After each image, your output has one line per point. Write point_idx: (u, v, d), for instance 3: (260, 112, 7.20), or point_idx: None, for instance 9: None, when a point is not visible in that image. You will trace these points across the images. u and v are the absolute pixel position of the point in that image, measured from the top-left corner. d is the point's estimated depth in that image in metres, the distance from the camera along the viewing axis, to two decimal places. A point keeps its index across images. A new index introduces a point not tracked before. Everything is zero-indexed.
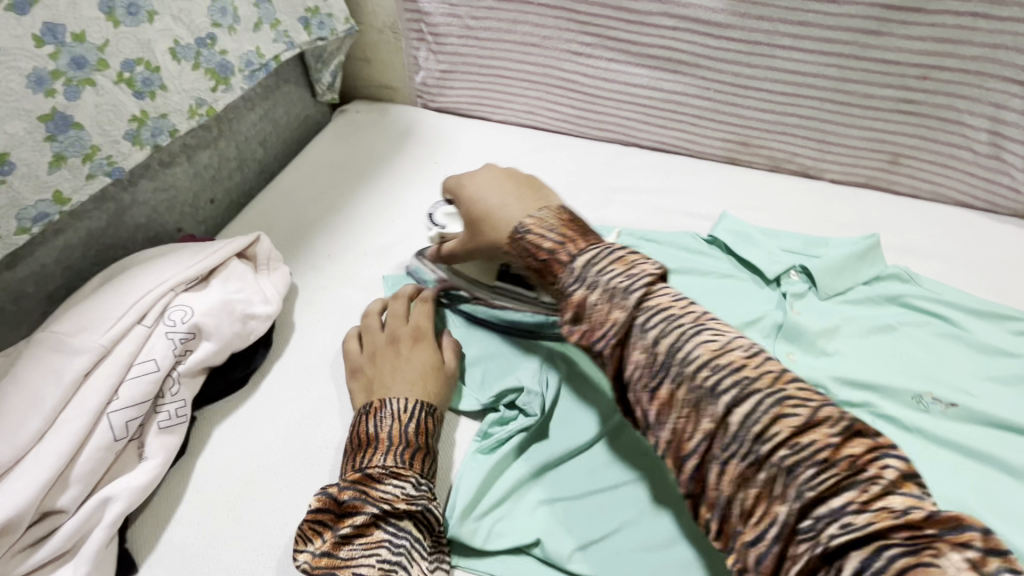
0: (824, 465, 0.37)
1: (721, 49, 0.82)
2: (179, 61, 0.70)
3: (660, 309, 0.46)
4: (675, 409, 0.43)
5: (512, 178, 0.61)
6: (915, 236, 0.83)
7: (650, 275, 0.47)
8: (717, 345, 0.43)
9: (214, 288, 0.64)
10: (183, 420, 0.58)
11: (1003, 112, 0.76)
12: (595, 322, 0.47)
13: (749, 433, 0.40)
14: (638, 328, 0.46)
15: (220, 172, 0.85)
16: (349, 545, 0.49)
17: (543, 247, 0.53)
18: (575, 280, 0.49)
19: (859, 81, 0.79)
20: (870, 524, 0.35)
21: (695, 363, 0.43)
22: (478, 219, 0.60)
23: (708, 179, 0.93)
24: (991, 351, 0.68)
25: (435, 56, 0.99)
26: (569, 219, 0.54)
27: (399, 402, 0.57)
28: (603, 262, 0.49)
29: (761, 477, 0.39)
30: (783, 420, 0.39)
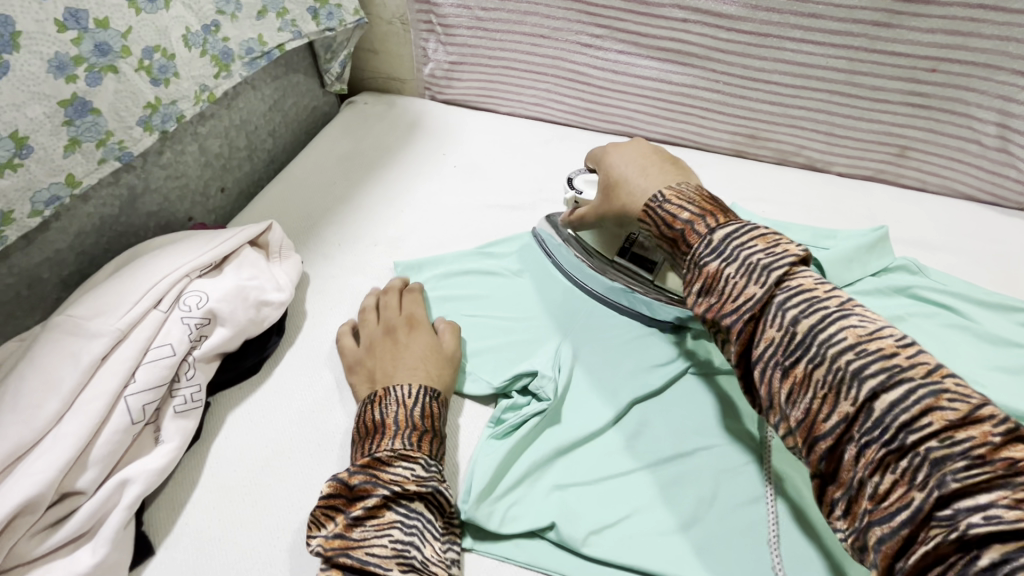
0: (976, 460, 0.34)
1: (731, 41, 0.82)
2: (190, 48, 0.70)
3: (800, 287, 0.44)
4: (809, 389, 0.41)
5: (651, 156, 0.63)
6: (922, 228, 0.84)
7: (795, 255, 0.46)
8: (864, 331, 0.40)
9: (228, 275, 0.64)
10: (198, 404, 0.58)
11: (1012, 105, 0.76)
12: (727, 295, 0.47)
13: (892, 421, 0.37)
14: (775, 306, 0.44)
15: (230, 161, 0.85)
16: (361, 526, 0.49)
17: (680, 217, 0.53)
18: (711, 252, 0.49)
19: (868, 73, 0.79)
20: (1023, 522, 0.31)
21: (841, 348, 0.40)
22: (614, 186, 0.62)
23: (717, 171, 0.93)
24: (999, 342, 0.69)
25: (444, 47, 0.99)
26: (707, 198, 0.54)
27: (407, 387, 0.57)
28: (744, 236, 0.48)
29: (900, 464, 0.36)
30: (934, 411, 0.36)
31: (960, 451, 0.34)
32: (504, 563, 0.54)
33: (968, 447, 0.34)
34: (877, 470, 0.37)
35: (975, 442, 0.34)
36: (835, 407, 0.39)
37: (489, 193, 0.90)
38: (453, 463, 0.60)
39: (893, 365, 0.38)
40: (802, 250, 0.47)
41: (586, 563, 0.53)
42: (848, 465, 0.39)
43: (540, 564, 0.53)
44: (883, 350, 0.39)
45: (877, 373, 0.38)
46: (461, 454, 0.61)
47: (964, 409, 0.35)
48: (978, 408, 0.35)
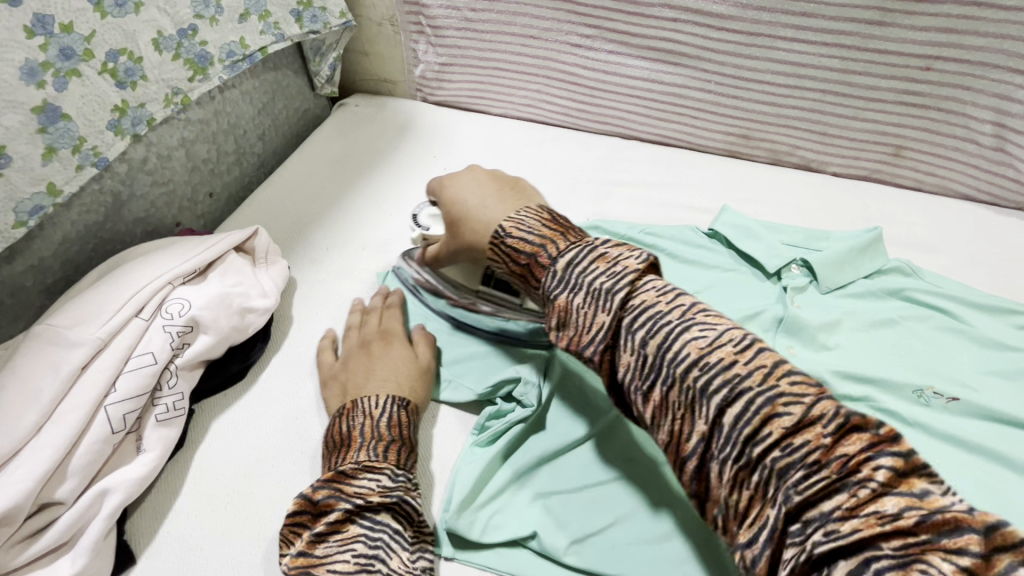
0: (814, 468, 0.35)
1: (722, 41, 0.81)
2: (161, 51, 0.69)
3: (644, 308, 0.45)
4: (670, 410, 0.42)
5: (492, 180, 0.64)
6: (918, 229, 0.83)
7: (633, 271, 0.47)
8: (707, 342, 0.41)
9: (211, 282, 0.64)
10: (181, 413, 0.58)
11: (1008, 104, 0.75)
12: (580, 327, 0.47)
13: (739, 436, 0.38)
14: (626, 328, 0.45)
15: (218, 166, 0.85)
16: (324, 543, 0.48)
17: (524, 248, 0.55)
18: (558, 282, 0.50)
19: (862, 72, 0.78)
20: (856, 531, 0.33)
21: (687, 364, 0.41)
22: (457, 220, 0.62)
23: (709, 172, 0.92)
24: (994, 345, 0.68)
25: (434, 48, 0.98)
26: (550, 218, 0.56)
27: (375, 399, 0.57)
28: (586, 261, 0.49)
29: (754, 479, 0.37)
30: (774, 421, 0.37)
31: (796, 456, 0.36)
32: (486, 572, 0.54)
33: (805, 451, 0.36)
34: (737, 488, 0.38)
35: (811, 445, 0.36)
36: (704, 431, 0.40)
37: None
38: (437, 471, 0.60)
39: (734, 376, 0.39)
40: (639, 263, 0.48)
41: (567, 572, 0.53)
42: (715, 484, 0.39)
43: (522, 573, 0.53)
44: (724, 359, 0.40)
45: (722, 389, 0.39)
46: (445, 461, 0.61)
47: (799, 412, 0.37)
48: (812, 411, 0.37)
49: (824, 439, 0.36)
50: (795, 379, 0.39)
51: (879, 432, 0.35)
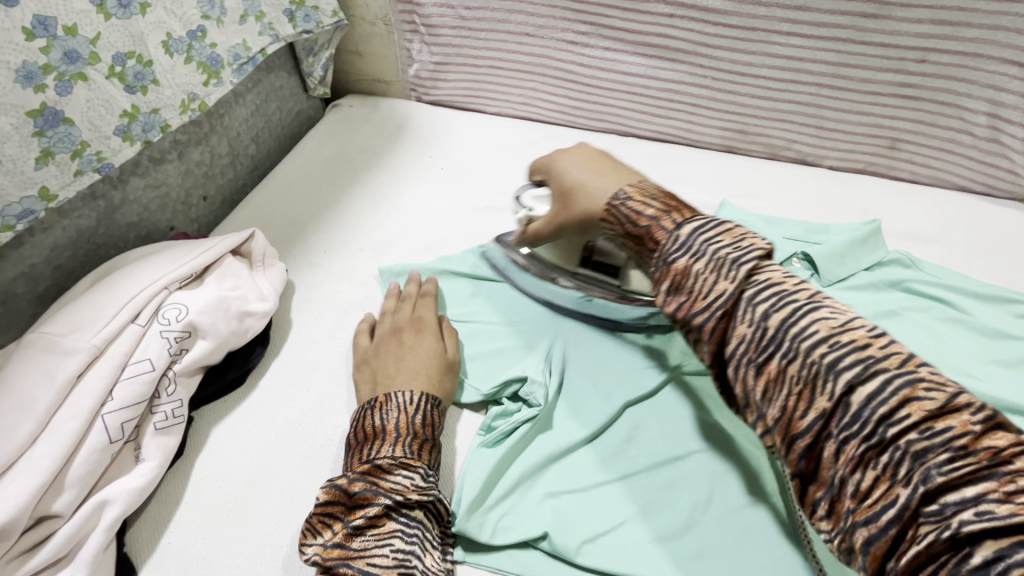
0: (961, 454, 0.32)
1: (718, 36, 0.81)
2: (172, 55, 0.69)
3: (772, 283, 0.41)
4: (785, 385, 0.38)
5: (604, 156, 0.62)
6: (915, 221, 0.83)
7: (762, 248, 0.44)
8: (837, 322, 0.38)
9: (208, 286, 0.63)
10: (180, 420, 0.57)
11: (1002, 95, 0.75)
12: (696, 292, 0.44)
13: (872, 415, 0.35)
14: (744, 302, 0.41)
15: (211, 168, 0.83)
16: (361, 537, 0.48)
17: (645, 217, 0.51)
18: (679, 247, 0.47)
19: (858, 66, 0.78)
20: (1016, 516, 0.29)
21: (811, 340, 0.38)
22: (568, 191, 0.60)
23: (707, 167, 0.92)
24: (995, 334, 0.68)
25: (428, 47, 0.98)
26: (661, 193, 0.53)
27: (407, 394, 0.56)
28: (711, 231, 0.46)
29: (883, 460, 0.34)
30: (915, 402, 0.34)
31: (936, 441, 0.33)
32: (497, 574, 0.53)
33: (947, 436, 0.33)
34: (858, 469, 0.35)
35: (954, 431, 0.33)
36: (821, 411, 0.37)
37: (477, 196, 0.89)
38: (444, 473, 0.59)
39: (868, 356, 0.36)
40: (768, 243, 0.44)
41: (579, 572, 0.52)
42: (827, 465, 0.37)
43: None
44: (856, 340, 0.37)
45: (852, 365, 0.36)
46: (451, 463, 0.60)
47: (942, 398, 0.34)
48: (957, 399, 0.34)
49: (968, 427, 0.33)
50: (931, 366, 0.36)
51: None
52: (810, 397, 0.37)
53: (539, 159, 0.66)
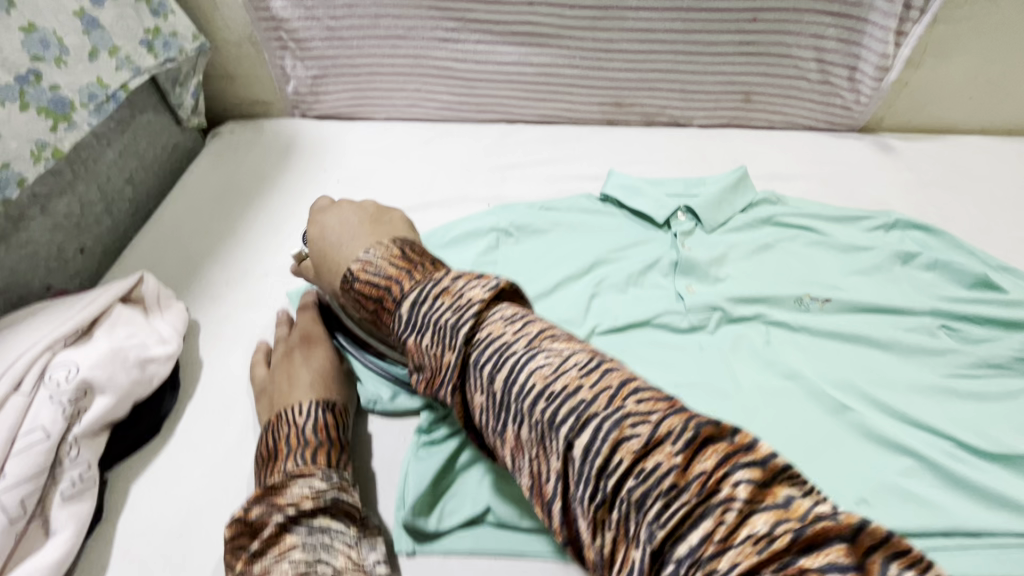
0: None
1: (577, 18, 0.86)
2: (8, 104, 0.63)
3: (516, 352, 0.45)
4: (601, 525, 0.40)
5: (356, 213, 0.67)
6: (777, 163, 0.93)
7: (479, 302, 0.49)
8: (698, 483, 0.36)
9: (99, 340, 0.59)
10: (91, 484, 0.54)
11: (823, 42, 0.85)
12: (433, 367, 0.50)
13: (652, 533, 0.36)
14: (474, 365, 0.47)
15: (85, 218, 0.78)
16: (262, 558, 0.48)
17: (371, 292, 0.58)
18: (405, 325, 0.52)
19: (703, 31, 0.86)
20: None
21: (596, 472, 0.39)
22: (321, 255, 0.66)
23: (593, 141, 0.98)
24: (851, 249, 0.78)
25: (302, 62, 0.96)
26: (397, 256, 0.59)
27: (299, 407, 0.59)
28: (430, 299, 0.51)
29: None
30: (681, 493, 0.36)
31: (647, 481, 0.37)
32: (449, 556, 0.55)
33: (655, 475, 0.37)
34: (600, 532, 0.40)
35: (661, 468, 0.37)
36: (561, 474, 0.41)
37: (378, 202, 0.90)
38: (386, 472, 0.61)
39: (575, 398, 0.41)
40: (487, 294, 0.50)
41: (527, 535, 0.56)
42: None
43: (483, 548, 0.55)
44: (569, 384, 0.42)
45: (568, 419, 0.41)
46: (392, 458, 0.62)
47: (645, 434, 0.39)
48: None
49: (674, 458, 0.38)
50: (639, 400, 0.41)
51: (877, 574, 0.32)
52: (573, 485, 0.41)
53: (315, 206, 0.72)
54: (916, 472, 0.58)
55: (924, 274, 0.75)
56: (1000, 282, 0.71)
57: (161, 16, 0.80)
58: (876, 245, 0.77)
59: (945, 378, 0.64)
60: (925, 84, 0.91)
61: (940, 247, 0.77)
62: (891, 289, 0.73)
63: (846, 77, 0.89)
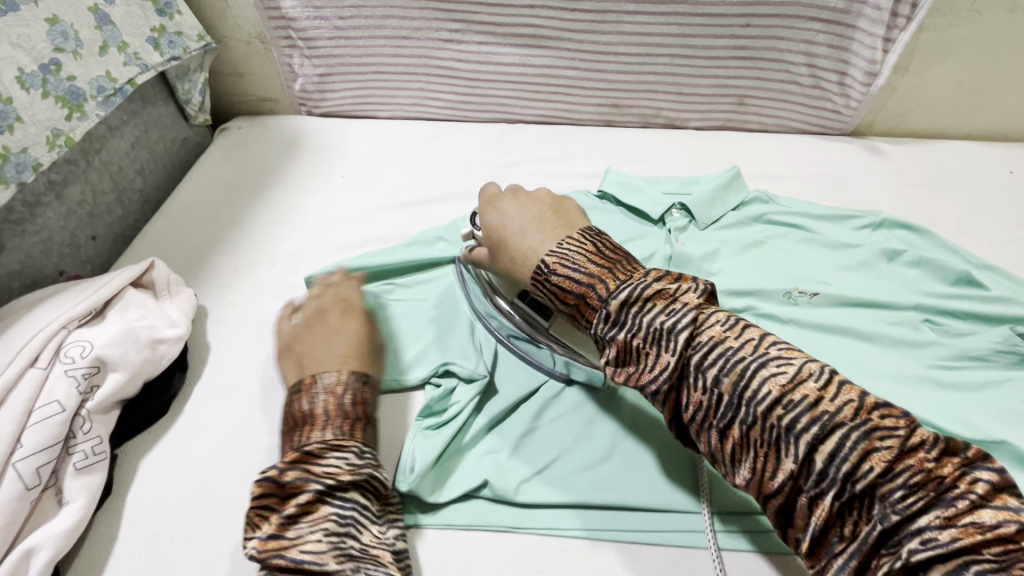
0: (915, 488, 0.40)
1: (577, 21, 0.89)
2: (28, 91, 0.66)
3: (715, 343, 0.48)
4: (750, 448, 0.46)
5: (536, 203, 0.66)
6: (769, 164, 0.96)
7: (705, 288, 0.52)
8: (786, 378, 0.45)
9: (112, 320, 0.62)
10: (102, 457, 0.55)
11: (814, 48, 0.88)
12: (642, 364, 0.50)
13: (796, 428, 0.43)
14: (692, 367, 0.48)
15: (97, 207, 0.80)
16: (295, 524, 0.49)
17: (573, 289, 0.55)
18: (612, 324, 0.52)
19: (698, 35, 0.89)
20: (956, 540, 0.39)
21: (746, 397, 0.45)
22: (498, 246, 0.65)
23: (591, 141, 1.01)
24: (838, 246, 0.80)
25: (309, 61, 0.99)
26: (594, 250, 0.56)
27: (333, 374, 0.59)
28: (643, 300, 0.51)
29: (845, 499, 0.42)
30: (840, 423, 0.42)
31: (797, 411, 0.43)
32: (446, 530, 0.59)
33: (805, 405, 0.43)
34: (749, 451, 0.46)
35: (808, 399, 0.44)
36: (699, 403, 0.48)
37: (383, 195, 0.92)
38: (388, 453, 0.64)
39: (726, 349, 0.47)
40: (698, 298, 0.50)
41: (521, 511, 0.59)
42: (800, 513, 0.44)
43: (479, 523, 0.59)
44: (713, 337, 0.48)
45: (714, 361, 0.47)
46: (393, 439, 0.65)
47: (791, 371, 0.45)
48: (911, 439, 0.42)
49: (817, 393, 0.44)
50: (778, 347, 0.47)
51: (964, 455, 0.41)
52: (713, 413, 0.47)
53: (486, 196, 0.71)
54: None
55: (909, 270, 0.77)
56: (982, 279, 0.74)
57: (167, 15, 0.83)
58: (861, 243, 0.80)
59: (925, 369, 0.67)
60: (912, 89, 0.94)
61: (925, 246, 0.80)
62: (876, 285, 0.76)
63: (836, 81, 0.92)
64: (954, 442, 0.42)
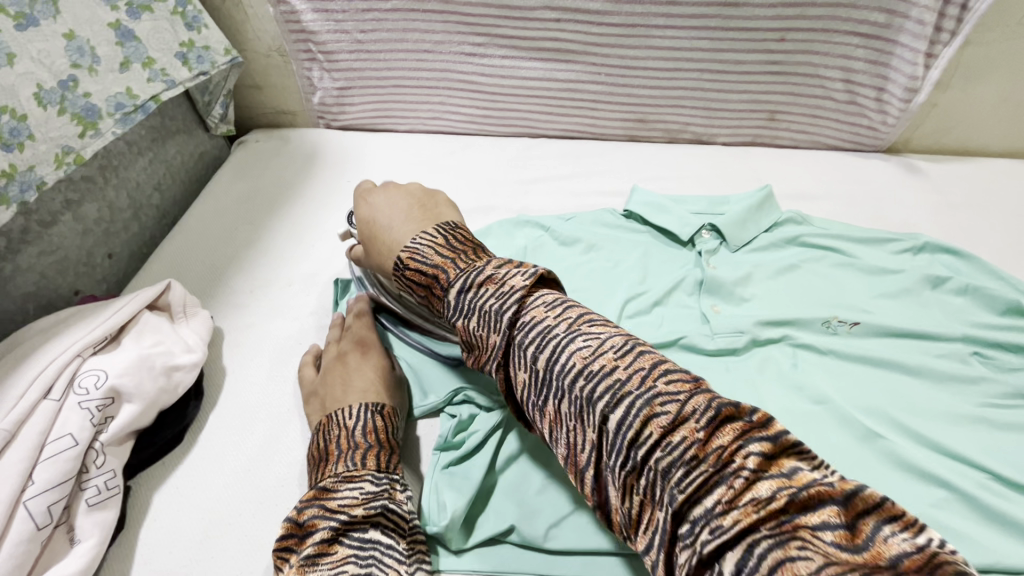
0: (693, 464, 0.38)
1: (603, 34, 0.86)
2: (45, 107, 0.64)
3: (537, 321, 0.47)
4: (566, 424, 0.45)
5: (406, 198, 0.67)
6: (802, 182, 0.92)
7: (522, 289, 0.49)
8: (668, 418, 0.39)
9: (127, 347, 0.60)
10: (116, 492, 0.54)
11: (852, 63, 0.85)
12: (480, 347, 0.51)
13: (625, 442, 0.40)
14: (518, 345, 0.48)
15: (113, 224, 0.79)
16: (314, 566, 0.47)
17: (422, 278, 0.56)
18: (455, 310, 0.52)
19: (730, 50, 0.86)
20: (735, 524, 0.35)
21: (628, 442, 0.40)
22: (371, 238, 0.66)
23: (615, 157, 0.98)
24: (879, 271, 0.77)
25: (329, 74, 0.97)
26: (446, 242, 0.58)
27: (349, 411, 0.59)
28: (475, 286, 0.51)
29: (642, 482, 0.40)
30: (653, 420, 0.39)
31: (676, 451, 0.38)
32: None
33: (683, 445, 0.38)
34: (564, 426, 0.45)
35: (688, 441, 0.38)
36: (526, 382, 0.48)
37: None
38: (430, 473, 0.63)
39: (615, 380, 0.42)
40: (525, 280, 0.50)
41: (549, 557, 0.56)
42: (646, 525, 0.41)
43: (507, 569, 0.55)
44: (606, 365, 0.43)
45: (604, 394, 0.42)
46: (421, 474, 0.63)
47: (674, 412, 0.39)
48: (687, 407, 0.39)
49: (698, 433, 0.38)
50: (670, 379, 0.41)
51: (750, 419, 0.38)
52: (580, 423, 0.44)
53: (362, 191, 0.72)
54: (949, 503, 0.56)
55: (955, 298, 0.73)
56: None
57: (195, 29, 0.81)
58: (903, 269, 0.76)
59: (977, 407, 0.63)
60: (954, 105, 0.90)
61: (972, 273, 0.76)
62: (921, 313, 0.72)
63: (874, 97, 0.89)
64: (738, 406, 0.39)
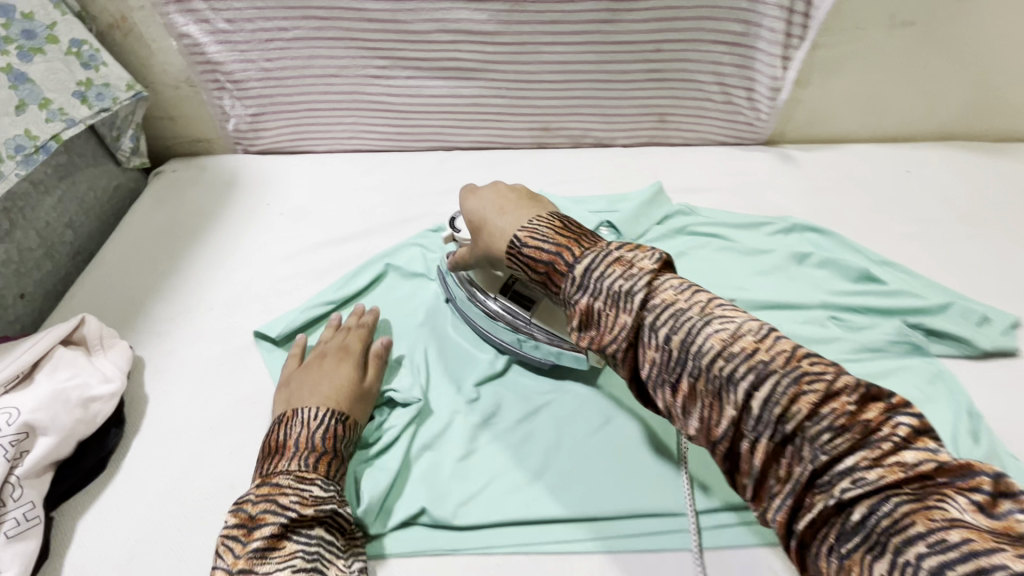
0: (841, 430, 0.40)
1: (497, 53, 0.93)
2: None
3: (666, 304, 0.47)
4: (699, 397, 0.45)
5: (513, 190, 0.66)
6: (692, 177, 1.02)
7: (648, 272, 0.49)
8: (817, 394, 0.41)
9: (40, 383, 0.62)
10: (36, 522, 0.56)
11: (721, 67, 0.95)
12: (605, 328, 0.50)
13: (769, 415, 0.42)
14: (647, 327, 0.48)
15: (23, 264, 0.80)
16: (263, 559, 0.52)
17: (542, 257, 0.55)
18: (578, 287, 0.51)
19: (614, 61, 0.94)
20: (881, 477, 0.39)
21: (702, 359, 0.44)
22: (476, 227, 0.65)
23: (524, 164, 1.05)
24: (753, 253, 0.86)
25: (241, 102, 0.99)
26: (563, 225, 0.57)
27: (313, 410, 0.63)
28: (602, 266, 0.51)
29: (787, 448, 0.42)
30: (801, 397, 0.41)
31: (737, 360, 0.43)
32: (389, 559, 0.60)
33: (743, 354, 0.43)
34: (698, 399, 0.45)
35: (746, 349, 0.43)
36: (654, 359, 0.47)
37: (320, 231, 0.93)
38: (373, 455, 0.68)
39: (678, 310, 0.47)
40: (653, 263, 0.50)
41: (460, 533, 0.61)
42: (745, 457, 0.44)
43: (422, 549, 0.60)
44: (666, 299, 0.48)
45: (667, 319, 0.47)
46: None
47: (733, 327, 0.45)
48: (836, 384, 0.41)
49: (754, 344, 0.44)
50: (726, 307, 0.47)
51: (891, 398, 0.41)
52: (666, 366, 0.46)
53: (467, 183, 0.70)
54: None
55: (817, 271, 0.84)
56: (881, 275, 0.81)
57: (93, 67, 0.83)
58: (773, 248, 0.86)
59: None
60: (815, 100, 1.02)
61: (832, 246, 0.87)
62: (790, 286, 0.82)
63: (745, 96, 0.99)
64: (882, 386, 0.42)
